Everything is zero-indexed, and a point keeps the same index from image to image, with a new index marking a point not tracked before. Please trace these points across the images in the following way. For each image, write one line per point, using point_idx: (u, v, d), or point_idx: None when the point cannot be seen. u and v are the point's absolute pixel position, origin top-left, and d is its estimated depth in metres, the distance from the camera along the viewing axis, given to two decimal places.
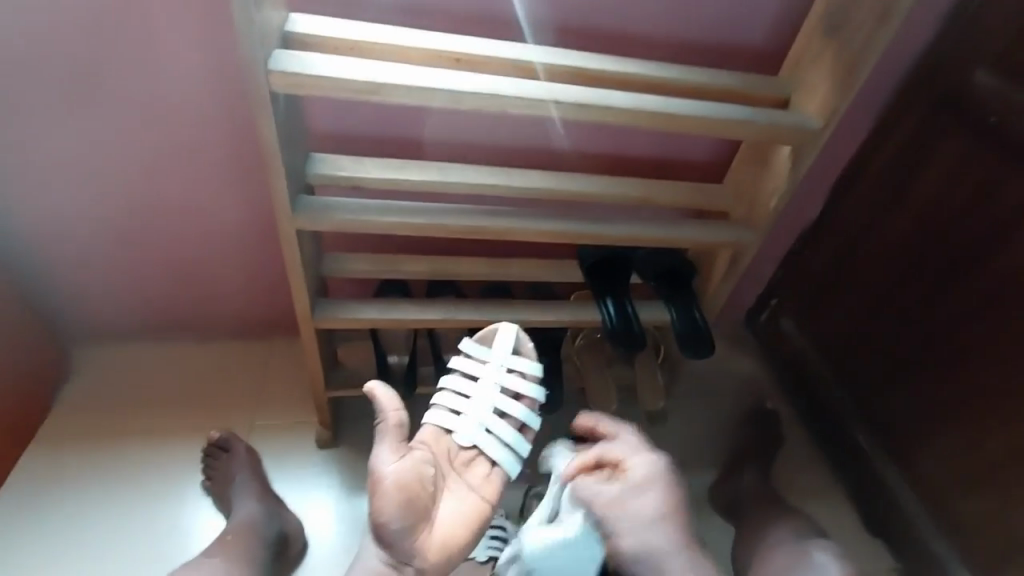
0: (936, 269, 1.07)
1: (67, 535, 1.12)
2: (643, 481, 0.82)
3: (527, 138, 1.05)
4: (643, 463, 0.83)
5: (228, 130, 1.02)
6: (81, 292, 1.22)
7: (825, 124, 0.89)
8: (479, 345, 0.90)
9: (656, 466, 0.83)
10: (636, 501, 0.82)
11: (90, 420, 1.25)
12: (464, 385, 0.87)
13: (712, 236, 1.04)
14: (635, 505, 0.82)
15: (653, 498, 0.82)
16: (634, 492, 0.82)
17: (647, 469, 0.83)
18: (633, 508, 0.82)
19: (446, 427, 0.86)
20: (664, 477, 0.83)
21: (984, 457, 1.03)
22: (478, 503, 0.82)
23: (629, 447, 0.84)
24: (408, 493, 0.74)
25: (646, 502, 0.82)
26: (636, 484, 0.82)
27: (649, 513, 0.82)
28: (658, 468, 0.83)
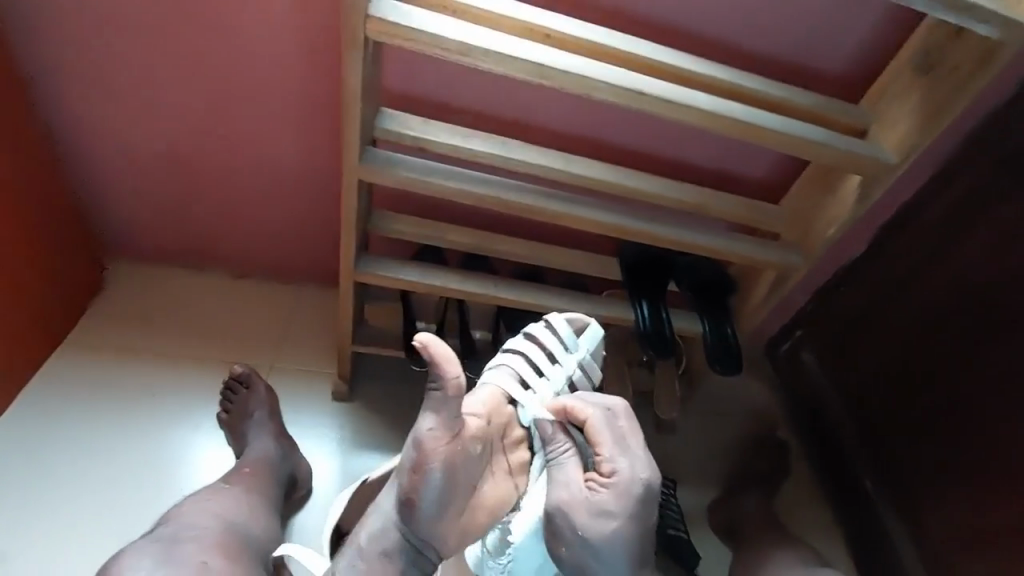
0: (977, 324, 1.06)
1: (84, 441, 1.15)
2: (618, 494, 0.72)
3: (594, 127, 1.04)
4: (624, 476, 0.73)
5: (302, 72, 1.03)
6: (131, 208, 1.24)
7: (902, 160, 0.88)
8: (567, 330, 0.93)
9: (638, 486, 0.72)
10: (603, 519, 0.72)
11: (118, 334, 1.27)
12: (541, 362, 0.88)
13: (763, 254, 1.03)
14: (603, 519, 0.72)
15: (623, 522, 0.72)
16: (606, 506, 0.72)
17: (625, 481, 0.72)
18: (602, 522, 0.72)
19: (510, 395, 0.86)
20: (642, 501, 0.73)
21: (991, 521, 1.02)
22: (508, 488, 0.84)
23: (614, 447, 0.74)
24: (452, 473, 0.73)
25: (617, 522, 0.72)
26: (610, 490, 0.72)
27: (613, 532, 0.72)
28: (641, 487, 0.73)
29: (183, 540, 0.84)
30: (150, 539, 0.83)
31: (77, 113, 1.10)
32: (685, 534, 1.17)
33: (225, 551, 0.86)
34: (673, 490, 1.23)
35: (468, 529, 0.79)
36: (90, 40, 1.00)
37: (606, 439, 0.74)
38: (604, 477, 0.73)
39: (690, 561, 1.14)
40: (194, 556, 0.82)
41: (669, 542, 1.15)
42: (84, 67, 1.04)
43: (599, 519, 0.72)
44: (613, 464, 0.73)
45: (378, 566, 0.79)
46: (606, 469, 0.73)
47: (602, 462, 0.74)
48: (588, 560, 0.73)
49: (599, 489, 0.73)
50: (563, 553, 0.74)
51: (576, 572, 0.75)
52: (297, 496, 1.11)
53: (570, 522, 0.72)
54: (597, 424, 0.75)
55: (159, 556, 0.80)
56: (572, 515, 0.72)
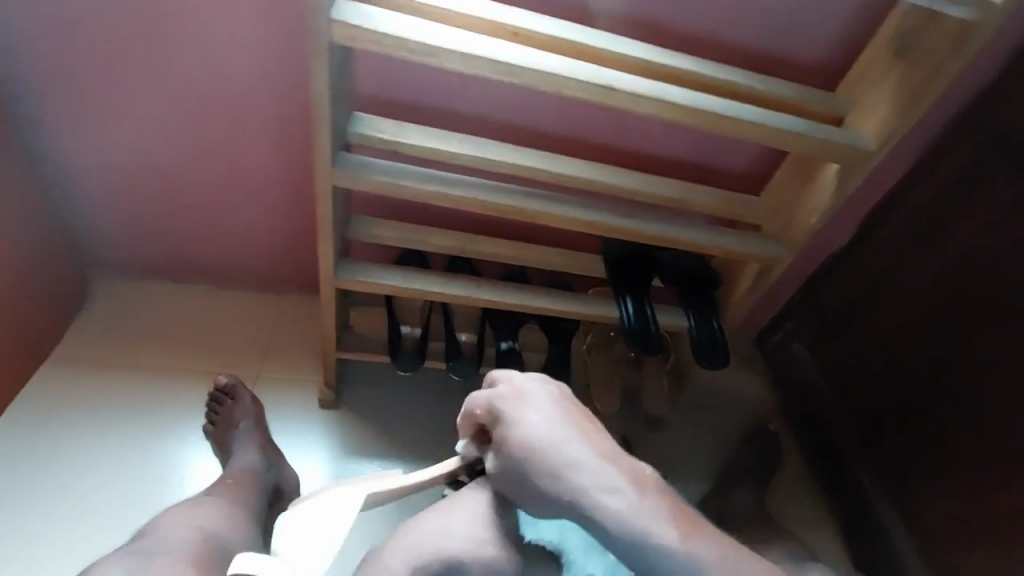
0: (966, 311, 1.05)
1: (69, 457, 1.14)
2: (514, 412, 0.59)
3: (571, 125, 1.04)
4: (503, 397, 0.61)
5: (275, 79, 1.02)
6: (110, 223, 1.23)
7: (880, 147, 0.88)
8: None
9: (519, 389, 0.61)
10: (525, 446, 0.57)
11: (101, 349, 1.26)
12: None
13: (745, 246, 1.03)
14: (521, 450, 0.57)
15: (538, 422, 0.58)
16: (518, 437, 0.58)
17: (512, 406, 0.60)
18: (524, 449, 0.57)
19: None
20: (531, 400, 0.59)
21: (986, 506, 1.02)
22: None
23: (489, 392, 0.62)
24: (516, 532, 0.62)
25: (530, 431, 0.58)
26: (509, 418, 0.59)
27: (535, 431, 0.58)
28: (522, 388, 0.61)
29: (154, 556, 0.80)
30: (127, 551, 0.80)
31: (49, 129, 1.08)
32: None
33: (199, 564, 0.81)
34: None
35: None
36: (58, 55, 0.99)
37: (482, 393, 0.62)
38: (497, 417, 0.60)
39: None
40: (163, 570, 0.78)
41: None
42: (53, 82, 1.03)
43: (515, 451, 0.57)
44: (492, 401, 0.61)
45: None
46: (495, 411, 0.60)
47: (488, 412, 0.61)
48: (555, 503, 0.56)
49: (502, 427, 0.59)
50: (538, 512, 0.57)
51: (566, 516, 0.56)
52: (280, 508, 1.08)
53: (506, 479, 0.58)
54: (475, 395, 0.63)
55: (132, 566, 0.77)
56: (500, 471, 0.58)
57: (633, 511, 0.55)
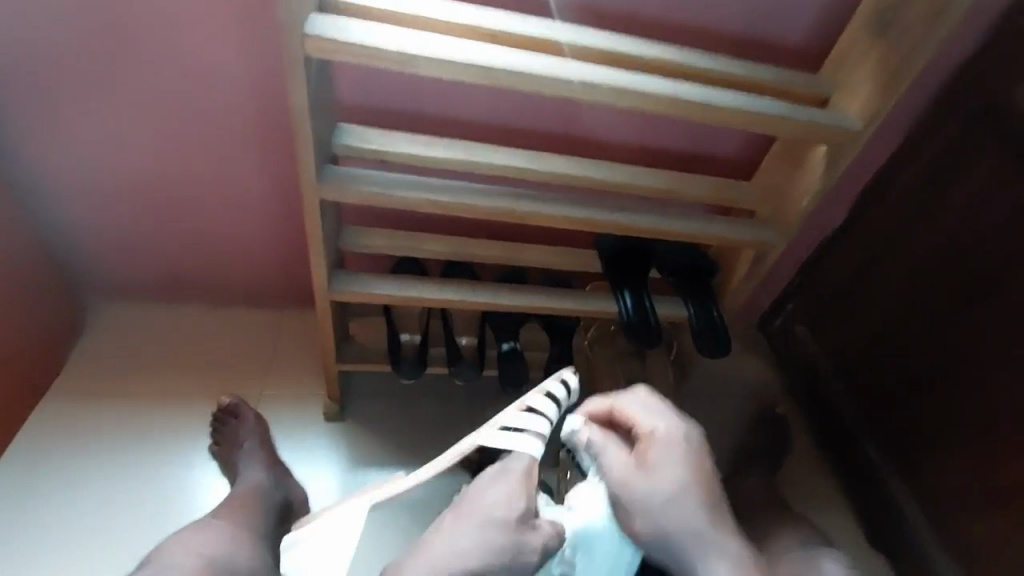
0: (965, 282, 1.04)
1: (78, 486, 1.14)
2: (665, 445, 0.71)
3: (556, 123, 1.03)
4: (661, 429, 0.72)
5: (257, 97, 1.02)
6: (104, 250, 1.23)
7: (867, 124, 0.87)
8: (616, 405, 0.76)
9: (674, 430, 0.72)
10: (663, 475, 0.69)
11: (103, 376, 1.27)
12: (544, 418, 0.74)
13: (739, 233, 1.02)
14: (658, 477, 0.68)
15: (682, 467, 0.70)
16: (660, 460, 0.70)
17: (669, 435, 0.72)
18: (665, 478, 0.68)
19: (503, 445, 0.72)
20: (688, 444, 0.72)
21: (995, 478, 1.01)
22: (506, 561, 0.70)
23: (646, 413, 0.74)
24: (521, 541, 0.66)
25: (674, 468, 0.69)
26: (661, 450, 0.71)
27: (682, 478, 0.69)
28: (677, 432, 0.72)
29: None
30: None
31: (35, 162, 1.08)
32: None
33: None
34: None
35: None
36: (39, 88, 0.99)
37: (634, 407, 0.75)
38: (648, 438, 0.72)
39: None
40: None
41: None
42: (35, 114, 1.03)
43: (650, 474, 0.69)
44: (648, 425, 0.73)
45: None
46: (647, 433, 0.72)
47: (638, 426, 0.73)
48: (661, 527, 0.67)
49: (651, 452, 0.71)
50: (640, 529, 0.67)
51: (662, 549, 0.68)
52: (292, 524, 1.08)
53: (633, 493, 0.68)
54: (628, 406, 0.76)
55: None
56: (631, 483, 0.68)
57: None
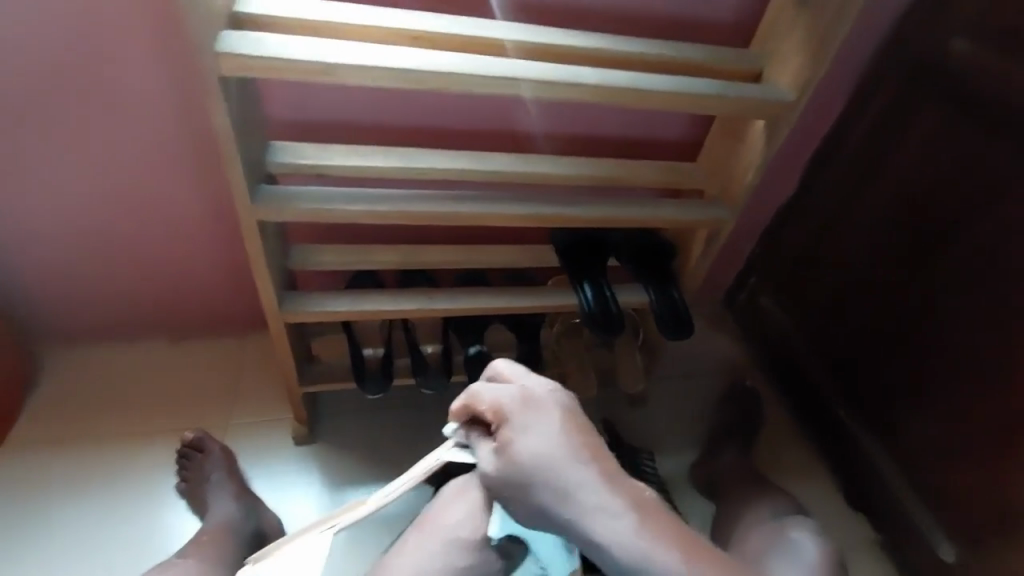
0: (913, 240, 1.06)
1: (37, 542, 1.09)
2: (514, 423, 0.68)
3: (496, 121, 1.02)
4: (509, 404, 0.69)
5: (187, 121, 0.98)
6: (45, 294, 1.18)
7: (799, 96, 0.88)
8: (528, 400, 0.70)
9: (524, 402, 0.69)
10: (516, 452, 0.67)
11: (57, 424, 1.21)
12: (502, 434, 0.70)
13: (688, 215, 1.02)
14: (519, 458, 0.67)
15: (534, 437, 0.68)
16: (512, 440, 0.68)
17: (521, 412, 0.69)
18: (519, 456, 0.67)
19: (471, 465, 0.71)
20: (544, 413, 0.69)
21: (958, 428, 1.03)
22: None
23: (493, 393, 0.70)
24: None
25: (525, 443, 0.67)
26: (512, 427, 0.68)
27: (537, 450, 0.67)
28: (527, 402, 0.69)
29: None
30: None
31: None
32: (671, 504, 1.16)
33: None
34: (652, 463, 1.21)
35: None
36: None
37: (482, 391, 0.70)
38: (499, 421, 0.69)
39: None
40: None
41: None
42: None
43: (511, 459, 0.67)
44: (499, 406, 0.69)
45: None
46: (496, 415, 0.69)
47: (487, 411, 0.69)
48: (542, 502, 0.67)
49: (504, 434, 0.68)
50: (514, 506, 0.68)
51: (538, 518, 0.68)
52: None
53: (496, 477, 0.68)
54: (476, 389, 0.71)
55: None
56: (492, 468, 0.68)
57: (613, 529, 0.66)
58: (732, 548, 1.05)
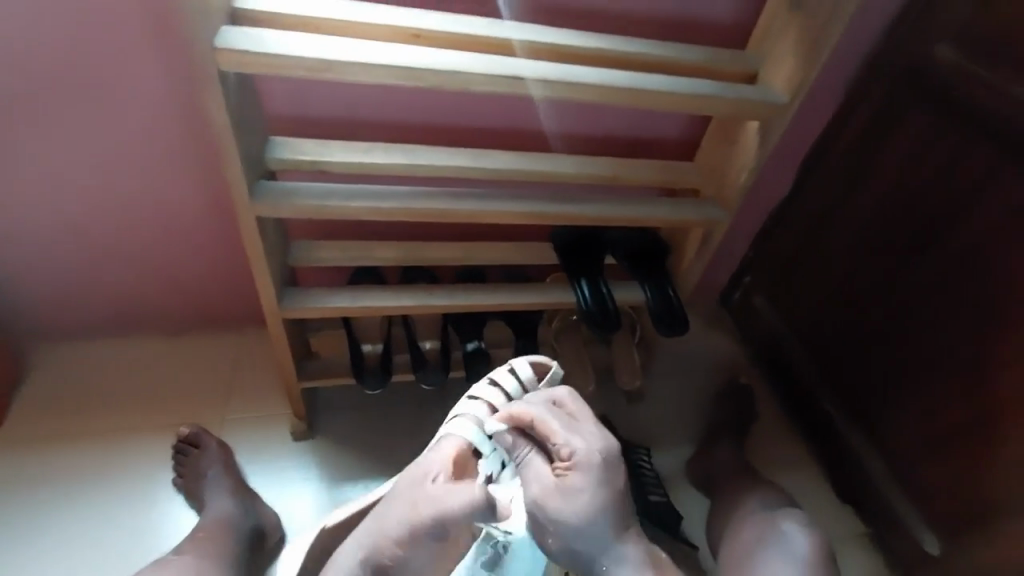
0: (902, 239, 1.08)
1: (32, 537, 1.09)
2: (584, 470, 0.65)
3: (494, 119, 1.03)
4: (586, 452, 0.66)
5: (185, 116, 0.98)
6: (39, 289, 1.17)
7: (792, 97, 0.89)
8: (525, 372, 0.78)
9: (601, 455, 0.66)
10: (578, 499, 0.64)
11: (51, 420, 1.21)
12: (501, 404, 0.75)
13: (683, 214, 1.03)
14: (578, 503, 0.65)
15: (599, 491, 0.65)
16: (577, 485, 0.65)
17: (593, 461, 0.66)
18: (578, 504, 0.64)
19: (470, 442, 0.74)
20: (611, 469, 0.67)
21: (942, 424, 1.05)
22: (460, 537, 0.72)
23: (570, 432, 0.67)
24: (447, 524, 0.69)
25: (591, 495, 0.65)
26: (579, 473, 0.65)
27: (594, 505, 0.65)
28: (602, 455, 0.66)
29: None
30: None
31: None
32: (666, 498, 1.18)
33: None
34: (648, 458, 1.23)
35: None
36: None
37: (557, 424, 0.67)
38: (567, 459, 0.65)
39: (671, 522, 1.15)
40: None
41: (654, 510, 1.15)
42: None
43: (570, 504, 0.64)
44: (573, 447, 0.66)
45: None
46: (567, 453, 0.65)
47: (559, 447, 0.66)
48: (580, 547, 0.66)
49: (569, 475, 0.65)
50: (552, 545, 0.66)
51: (570, 559, 0.68)
52: (266, 547, 1.07)
53: (543, 510, 0.65)
54: (550, 417, 0.68)
55: None
56: (546, 504, 0.65)
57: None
58: (726, 540, 1.06)
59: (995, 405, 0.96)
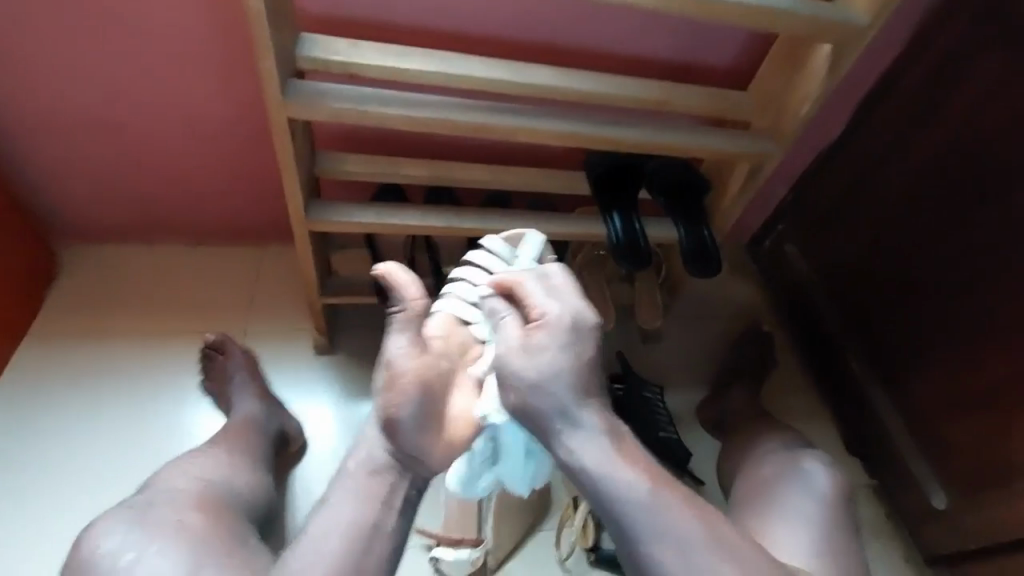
0: (960, 191, 1.01)
1: (70, 424, 1.15)
2: (552, 330, 0.71)
3: (539, 29, 0.96)
4: (554, 315, 0.72)
5: (214, 5, 0.93)
6: (67, 186, 1.16)
7: (872, 20, 0.81)
8: (503, 246, 0.90)
9: (570, 319, 0.72)
10: (540, 351, 0.71)
11: (81, 316, 1.24)
12: (482, 280, 0.88)
13: (732, 146, 0.97)
14: (538, 355, 0.71)
15: (561, 350, 0.71)
16: (543, 343, 0.71)
17: (558, 321, 0.72)
18: (540, 356, 0.71)
19: (461, 317, 0.85)
20: (574, 332, 0.72)
21: (973, 385, 1.03)
22: (478, 402, 0.78)
23: (546, 298, 0.73)
24: (423, 376, 0.72)
25: (553, 353, 0.71)
26: (545, 335, 0.71)
27: (553, 365, 0.71)
28: (572, 321, 0.72)
29: (158, 505, 0.84)
30: (127, 504, 0.85)
31: None
32: (676, 435, 1.20)
33: (204, 509, 0.86)
34: (660, 395, 1.24)
35: (433, 456, 0.72)
36: None
37: (536, 289, 0.74)
38: (538, 320, 0.72)
39: (680, 458, 1.17)
40: (170, 516, 0.83)
41: (662, 445, 1.17)
42: None
43: (530, 356, 0.71)
44: (544, 312, 0.72)
45: (369, 486, 0.70)
46: (539, 316, 0.72)
47: (532, 307, 0.73)
48: (536, 405, 0.71)
49: (535, 331, 0.72)
50: (511, 398, 0.72)
51: (527, 416, 0.72)
52: (290, 450, 1.13)
53: (507, 360, 0.72)
54: (531, 283, 0.74)
55: (133, 519, 0.81)
56: (512, 359, 0.71)
57: (585, 447, 0.71)
58: (741, 475, 1.08)
59: None
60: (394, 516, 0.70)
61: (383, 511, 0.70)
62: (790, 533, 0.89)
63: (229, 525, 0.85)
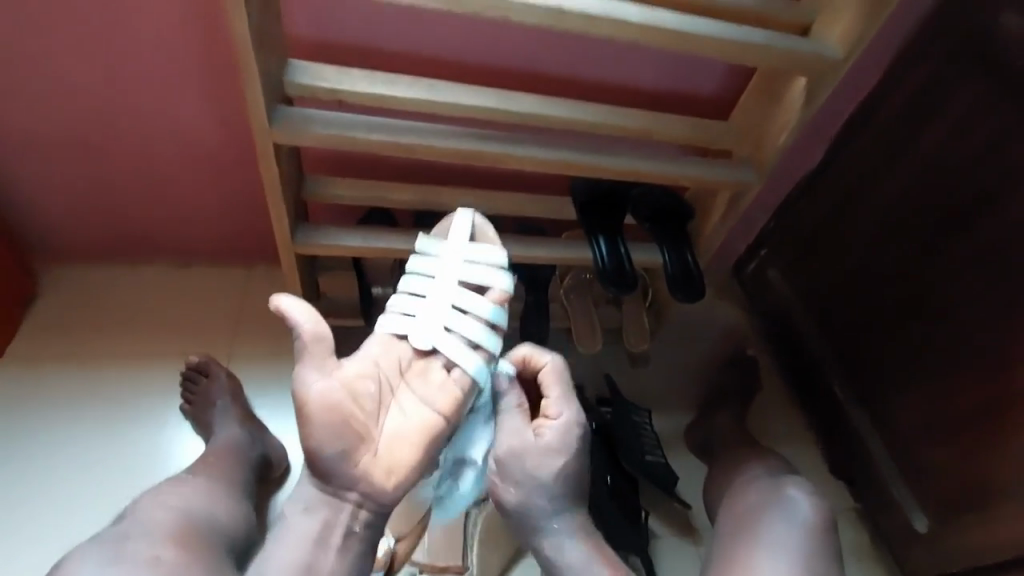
0: (934, 218, 1.04)
1: (44, 450, 1.12)
2: (563, 437, 0.82)
3: (524, 59, 0.98)
4: (567, 423, 0.83)
5: (206, 31, 0.94)
6: (50, 204, 1.15)
7: (845, 56, 0.85)
8: (434, 242, 0.87)
9: (577, 429, 0.83)
10: (553, 457, 0.82)
11: (60, 340, 1.21)
12: (420, 285, 0.84)
13: (713, 174, 1.00)
14: (545, 458, 0.82)
15: (564, 458, 0.83)
16: (551, 448, 0.82)
17: (570, 427, 0.83)
18: (549, 462, 0.82)
19: (398, 331, 0.82)
20: (579, 441, 0.84)
21: (951, 409, 1.04)
22: (426, 418, 0.78)
23: (562, 404, 0.84)
24: (336, 410, 0.72)
25: (559, 462, 0.82)
26: (556, 437, 0.82)
27: (554, 470, 0.83)
28: (580, 430, 0.84)
29: (132, 538, 0.82)
30: (100, 537, 0.82)
31: None
32: (664, 458, 1.19)
33: (182, 543, 0.83)
34: (648, 418, 1.23)
35: (371, 484, 0.74)
36: None
37: (554, 391, 0.84)
38: (552, 422, 0.83)
39: (667, 483, 1.16)
40: (145, 551, 0.80)
41: (649, 468, 1.16)
42: None
43: (539, 458, 0.82)
44: (559, 419, 0.83)
45: (306, 524, 0.74)
46: (554, 419, 0.83)
47: (550, 409, 0.83)
48: (530, 501, 0.83)
49: (547, 432, 0.82)
50: (510, 490, 0.82)
51: (517, 511, 0.84)
52: (273, 475, 1.11)
53: (513, 456, 0.82)
54: (551, 381, 0.84)
55: (107, 555, 0.79)
56: (522, 457, 0.81)
57: (563, 546, 0.84)
58: (727, 500, 1.08)
59: (1003, 392, 0.96)
60: (331, 554, 0.74)
61: (320, 549, 0.74)
62: (769, 562, 0.89)
63: (204, 559, 0.83)
